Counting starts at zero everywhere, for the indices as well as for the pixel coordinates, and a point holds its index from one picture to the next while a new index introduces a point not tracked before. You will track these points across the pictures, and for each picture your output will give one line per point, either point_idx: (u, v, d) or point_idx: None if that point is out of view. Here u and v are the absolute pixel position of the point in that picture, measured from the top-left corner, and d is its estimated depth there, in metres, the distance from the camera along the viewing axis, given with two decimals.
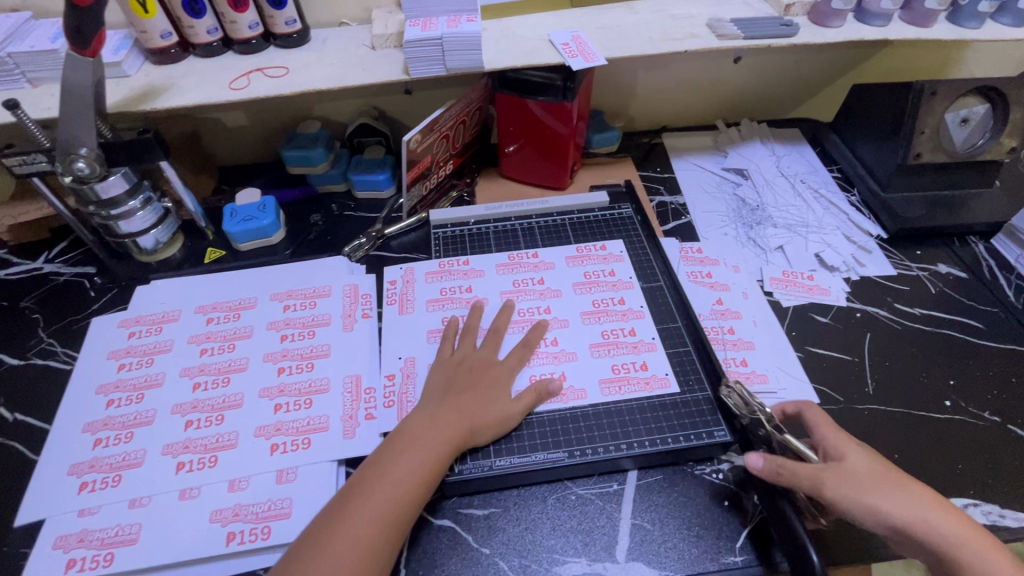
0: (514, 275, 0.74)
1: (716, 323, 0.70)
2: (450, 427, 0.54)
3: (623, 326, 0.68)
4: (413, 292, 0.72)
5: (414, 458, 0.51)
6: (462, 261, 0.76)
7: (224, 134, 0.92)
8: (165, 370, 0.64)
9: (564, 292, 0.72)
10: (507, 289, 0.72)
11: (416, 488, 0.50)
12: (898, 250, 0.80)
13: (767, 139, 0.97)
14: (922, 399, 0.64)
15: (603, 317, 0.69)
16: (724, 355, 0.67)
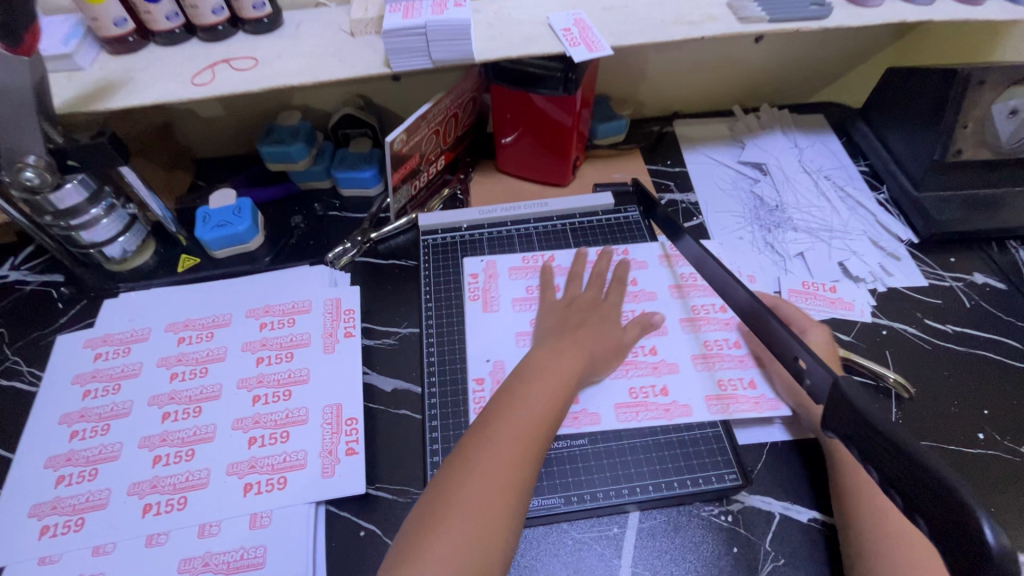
0: (527, 280, 0.69)
1: (720, 335, 0.63)
2: (543, 386, 0.50)
3: (726, 337, 0.63)
4: (497, 288, 0.68)
5: (520, 427, 0.47)
6: (491, 265, 0.71)
7: (198, 127, 0.85)
8: (133, 398, 0.59)
9: (661, 295, 0.67)
10: (519, 295, 0.67)
11: (529, 449, 0.46)
12: (929, 257, 0.73)
13: (789, 127, 0.89)
14: (952, 430, 0.59)
15: (706, 326, 0.64)
16: (736, 373, 0.62)
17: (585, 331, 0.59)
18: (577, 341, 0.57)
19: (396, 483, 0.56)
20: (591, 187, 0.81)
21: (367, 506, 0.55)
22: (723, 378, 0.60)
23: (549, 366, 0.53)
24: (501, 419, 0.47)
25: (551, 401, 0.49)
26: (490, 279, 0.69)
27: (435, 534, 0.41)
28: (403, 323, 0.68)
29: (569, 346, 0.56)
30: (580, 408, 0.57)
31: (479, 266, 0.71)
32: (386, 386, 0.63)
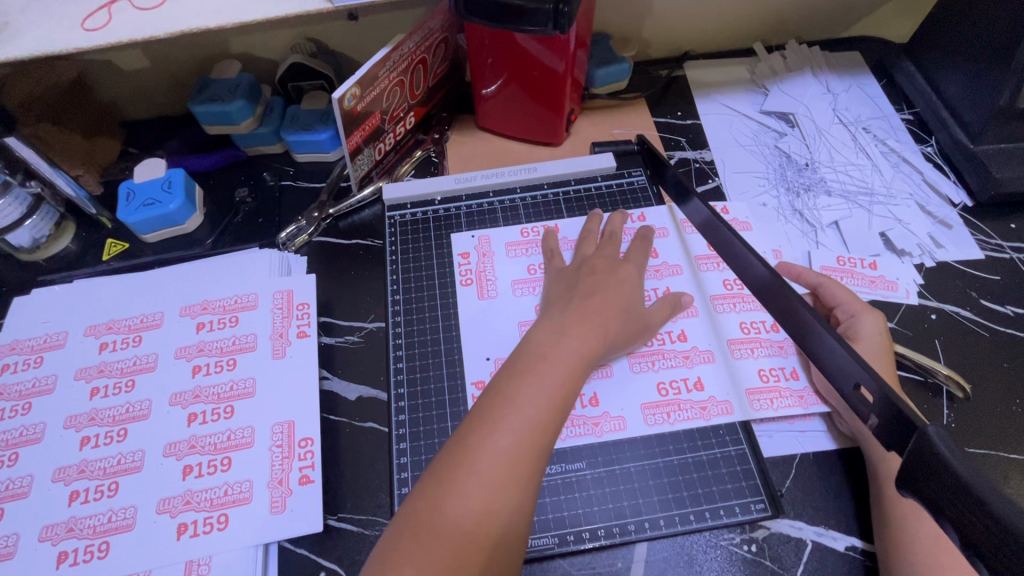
0: (528, 258, 0.58)
1: (756, 316, 0.54)
2: (540, 378, 0.43)
3: (765, 318, 0.54)
4: (493, 269, 0.58)
5: (507, 434, 0.40)
6: (485, 240, 0.60)
7: (120, 83, 0.71)
8: (46, 420, 0.50)
9: (686, 268, 0.57)
10: (518, 277, 0.57)
11: (516, 459, 0.40)
12: (984, 223, 0.63)
13: (820, 67, 0.75)
14: (1014, 434, 0.50)
15: (739, 304, 0.55)
16: (771, 363, 0.52)
17: (598, 298, 0.49)
18: (588, 317, 0.47)
19: (362, 512, 0.48)
20: (589, 146, 0.69)
21: (326, 542, 0.46)
22: (764, 368, 0.52)
23: (550, 355, 0.44)
24: (485, 429, 0.41)
25: (548, 404, 0.42)
26: (483, 256, 0.59)
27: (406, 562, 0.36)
28: (370, 316, 0.58)
29: (577, 325, 0.47)
30: (603, 411, 0.49)
31: (468, 242, 0.60)
32: (350, 395, 0.53)
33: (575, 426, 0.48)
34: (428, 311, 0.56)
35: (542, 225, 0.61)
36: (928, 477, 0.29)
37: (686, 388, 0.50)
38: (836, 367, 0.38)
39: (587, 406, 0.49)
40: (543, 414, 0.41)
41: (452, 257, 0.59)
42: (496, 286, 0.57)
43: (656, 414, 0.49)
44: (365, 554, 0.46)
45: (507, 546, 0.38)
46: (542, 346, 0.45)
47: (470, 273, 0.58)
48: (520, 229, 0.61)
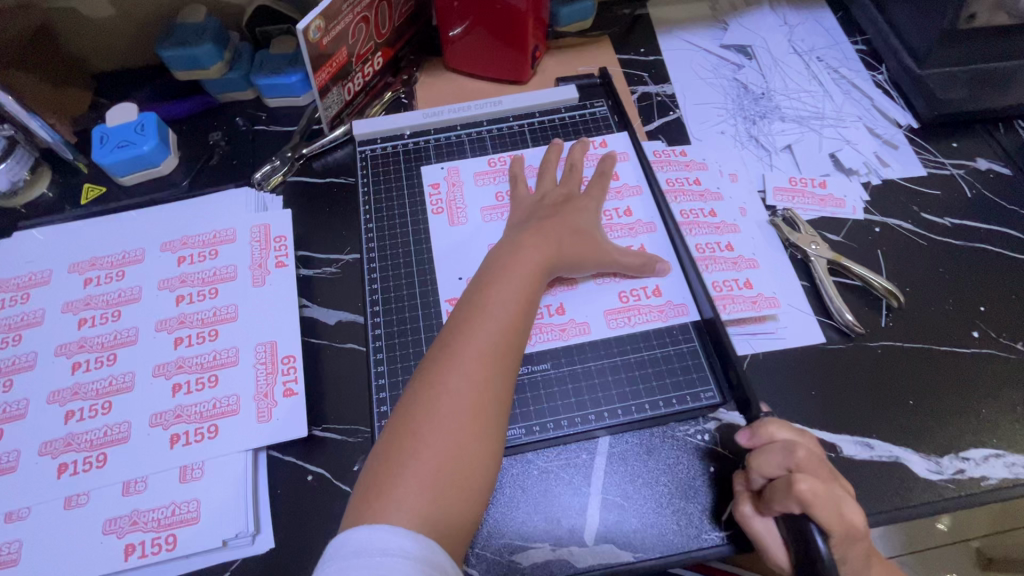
0: (496, 186, 0.61)
1: (712, 238, 0.58)
2: (508, 291, 0.46)
3: (718, 240, 0.58)
4: (462, 198, 0.60)
5: (484, 339, 0.43)
6: (454, 171, 0.62)
7: (85, 30, 0.71)
8: (37, 349, 0.52)
9: (646, 189, 0.60)
10: (487, 203, 0.60)
11: (493, 361, 0.43)
12: (929, 143, 0.66)
13: (778, 2, 0.77)
14: (945, 330, 0.54)
15: (695, 229, 0.59)
16: (723, 277, 0.56)
17: (557, 220, 0.53)
18: (544, 235, 0.51)
19: (345, 422, 0.51)
20: (554, 82, 0.71)
21: (312, 449, 0.50)
22: (718, 282, 0.56)
23: (511, 266, 0.48)
24: (463, 334, 0.44)
25: (517, 309, 0.46)
26: (452, 185, 0.61)
27: (405, 460, 0.39)
28: (346, 249, 0.60)
29: (532, 240, 0.50)
30: (568, 318, 0.53)
31: (438, 172, 0.62)
32: (330, 319, 0.56)
33: (543, 332, 0.52)
34: (400, 239, 0.59)
35: (508, 155, 0.63)
36: None
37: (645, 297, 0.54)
38: None
39: (554, 315, 0.53)
40: (514, 318, 0.45)
41: (422, 186, 0.61)
42: (466, 213, 0.59)
43: (615, 320, 0.53)
44: (349, 456, 0.49)
45: (496, 440, 0.42)
46: (507, 260, 0.49)
47: (441, 202, 0.60)
48: (487, 159, 0.63)
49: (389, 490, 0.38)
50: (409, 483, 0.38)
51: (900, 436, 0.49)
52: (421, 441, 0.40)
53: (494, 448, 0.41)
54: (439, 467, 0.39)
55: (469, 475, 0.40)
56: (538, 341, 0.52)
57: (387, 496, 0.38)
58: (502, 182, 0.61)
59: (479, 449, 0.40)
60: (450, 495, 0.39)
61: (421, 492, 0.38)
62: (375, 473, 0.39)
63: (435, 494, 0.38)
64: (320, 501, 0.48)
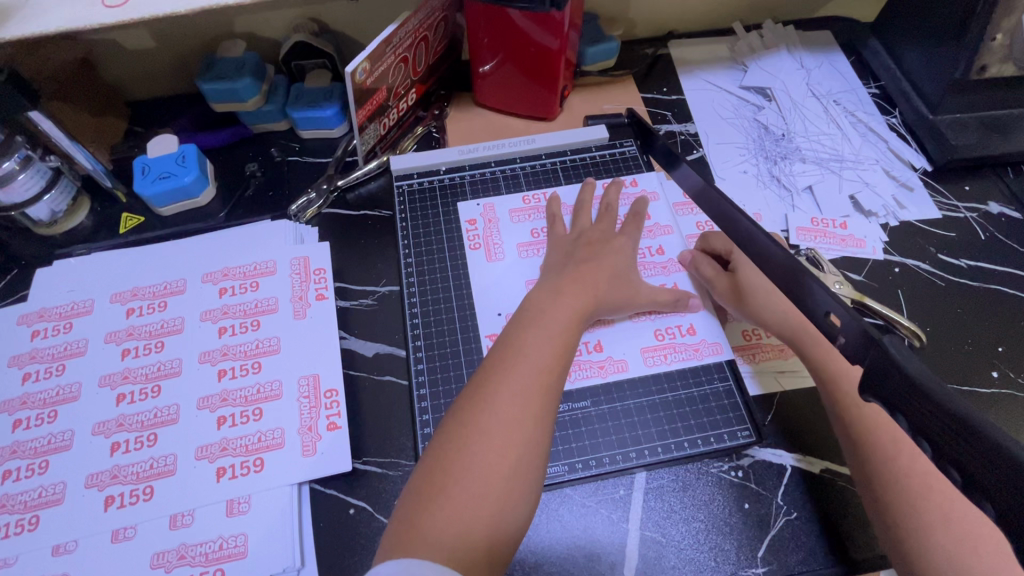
0: (531, 223, 0.63)
1: None
2: (545, 333, 0.48)
3: None
4: (498, 234, 0.62)
5: (521, 379, 0.45)
6: (490, 208, 0.64)
7: (124, 61, 0.72)
8: (81, 380, 0.53)
9: (676, 227, 0.63)
10: (523, 240, 0.62)
11: (528, 402, 0.44)
12: (943, 186, 0.69)
13: (794, 45, 0.80)
14: (966, 370, 0.56)
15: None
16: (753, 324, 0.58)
17: (592, 263, 0.54)
18: (585, 275, 0.53)
19: (386, 455, 0.52)
20: (582, 120, 0.73)
21: (354, 482, 0.50)
22: (747, 329, 0.58)
23: (552, 306, 0.50)
24: (500, 374, 0.45)
25: (553, 350, 0.47)
26: (488, 221, 0.63)
27: (438, 494, 0.40)
28: (382, 282, 0.61)
29: (571, 284, 0.52)
30: (605, 355, 0.54)
31: (474, 208, 0.64)
32: (369, 351, 0.57)
33: (583, 368, 0.54)
34: (439, 273, 0.60)
35: (544, 194, 0.65)
36: (883, 380, 0.35)
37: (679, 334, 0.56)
38: (809, 304, 0.42)
39: (593, 352, 0.54)
40: (551, 359, 0.46)
41: (459, 222, 0.63)
42: (502, 248, 0.61)
43: (655, 357, 0.54)
44: (391, 490, 0.50)
45: (530, 480, 0.42)
46: (545, 301, 0.51)
47: (478, 238, 0.62)
48: (522, 196, 0.65)
49: (423, 523, 0.39)
50: (442, 519, 0.39)
51: None
52: (455, 477, 0.41)
53: (526, 486, 0.42)
54: (470, 503, 0.40)
55: (499, 514, 0.40)
56: (579, 377, 0.53)
57: (417, 530, 0.39)
58: (537, 219, 0.63)
59: (508, 488, 0.41)
60: (482, 532, 0.39)
61: (452, 528, 0.39)
62: (410, 507, 0.40)
63: (465, 529, 0.39)
64: (363, 535, 0.48)
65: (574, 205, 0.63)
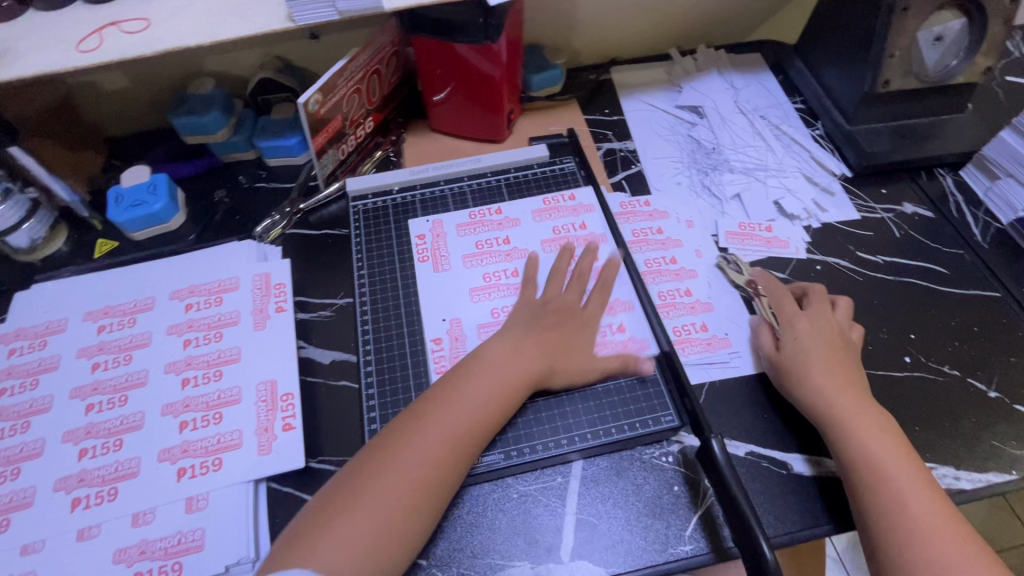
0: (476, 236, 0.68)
1: (673, 286, 0.65)
2: (481, 388, 0.52)
3: (678, 287, 0.65)
4: (445, 246, 0.67)
5: (449, 425, 0.49)
6: (438, 226, 0.69)
7: (103, 101, 0.78)
8: (52, 393, 0.57)
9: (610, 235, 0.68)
10: (468, 252, 0.66)
11: (449, 449, 0.48)
12: (862, 190, 0.74)
13: (725, 68, 0.87)
14: (880, 357, 0.61)
15: (657, 277, 0.66)
16: (680, 320, 0.63)
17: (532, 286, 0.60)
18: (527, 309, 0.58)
19: (338, 454, 0.55)
20: (528, 141, 0.79)
21: (308, 480, 0.54)
22: (678, 326, 0.62)
23: (490, 361, 0.54)
24: (431, 417, 0.49)
25: (486, 409, 0.51)
26: (438, 235, 0.68)
27: (340, 515, 0.43)
28: (339, 294, 0.66)
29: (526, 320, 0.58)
30: None
31: (425, 223, 0.69)
32: (325, 359, 0.61)
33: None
34: (390, 284, 0.65)
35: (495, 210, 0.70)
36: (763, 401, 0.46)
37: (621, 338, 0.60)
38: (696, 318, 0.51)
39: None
40: (478, 420, 0.50)
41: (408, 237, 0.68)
42: (449, 260, 0.66)
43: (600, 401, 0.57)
44: None
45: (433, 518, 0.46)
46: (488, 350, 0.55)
47: (426, 251, 0.67)
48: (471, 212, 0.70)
49: (314, 541, 0.42)
50: (339, 539, 0.42)
51: None
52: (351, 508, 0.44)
53: (424, 524, 0.45)
54: (372, 531, 0.43)
55: (395, 546, 0.44)
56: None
57: (314, 542, 0.42)
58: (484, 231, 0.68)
59: (411, 523, 0.45)
60: (375, 557, 0.43)
61: (351, 550, 0.42)
62: (310, 521, 0.44)
63: (361, 554, 0.42)
64: None
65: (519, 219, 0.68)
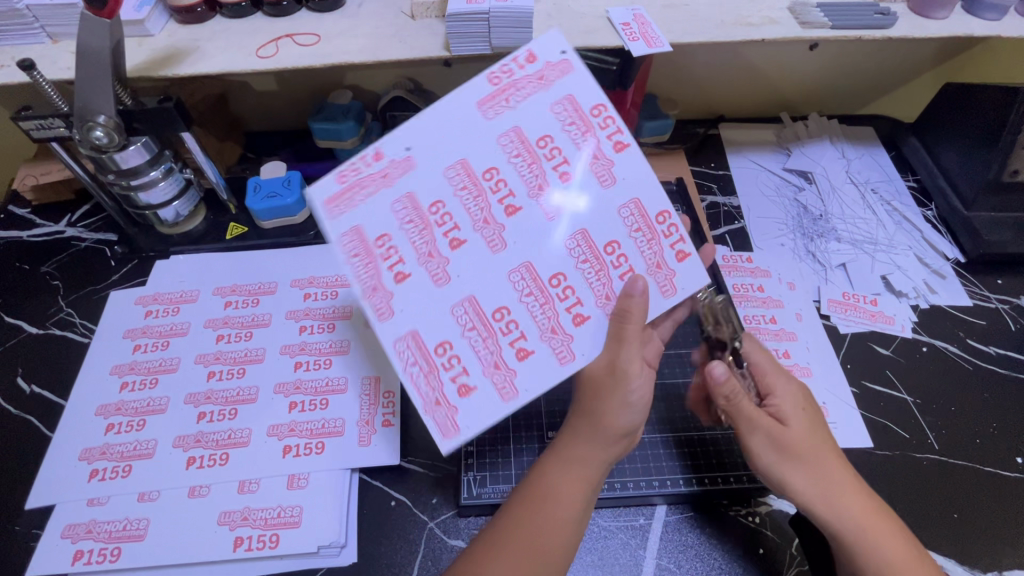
0: (521, 154, 0.48)
1: (770, 345, 0.65)
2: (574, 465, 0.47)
3: (777, 347, 0.65)
4: (468, 197, 0.47)
5: (557, 494, 0.45)
6: (519, 135, 0.48)
7: (252, 99, 0.86)
8: (180, 355, 0.62)
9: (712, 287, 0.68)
10: (504, 136, 0.48)
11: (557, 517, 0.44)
12: (976, 277, 0.72)
13: (837, 137, 0.87)
14: (990, 453, 0.58)
15: (756, 335, 0.66)
16: None
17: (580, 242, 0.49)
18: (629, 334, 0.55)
19: (428, 457, 0.57)
20: None
21: (398, 478, 0.56)
22: None
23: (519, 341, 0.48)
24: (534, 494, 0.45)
25: (573, 480, 0.46)
26: (541, 86, 0.48)
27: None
28: None
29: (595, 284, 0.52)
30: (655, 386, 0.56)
31: (398, 152, 0.47)
32: None
33: (382, 296, 0.46)
34: None
35: (561, 155, 0.48)
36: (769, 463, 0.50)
37: (473, 383, 0.46)
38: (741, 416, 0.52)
39: (441, 357, 0.46)
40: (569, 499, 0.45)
41: (480, 73, 0.48)
42: (454, 219, 0.47)
43: (428, 400, 0.45)
44: (428, 490, 0.55)
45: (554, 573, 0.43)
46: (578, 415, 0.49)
47: (513, 94, 0.48)
48: (593, 104, 0.48)
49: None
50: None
51: (945, 547, 0.53)
52: (589, 460, 0.47)
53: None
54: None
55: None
56: (435, 267, 0.47)
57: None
58: (499, 116, 0.48)
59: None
60: None
61: None
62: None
63: None
64: (398, 524, 0.53)
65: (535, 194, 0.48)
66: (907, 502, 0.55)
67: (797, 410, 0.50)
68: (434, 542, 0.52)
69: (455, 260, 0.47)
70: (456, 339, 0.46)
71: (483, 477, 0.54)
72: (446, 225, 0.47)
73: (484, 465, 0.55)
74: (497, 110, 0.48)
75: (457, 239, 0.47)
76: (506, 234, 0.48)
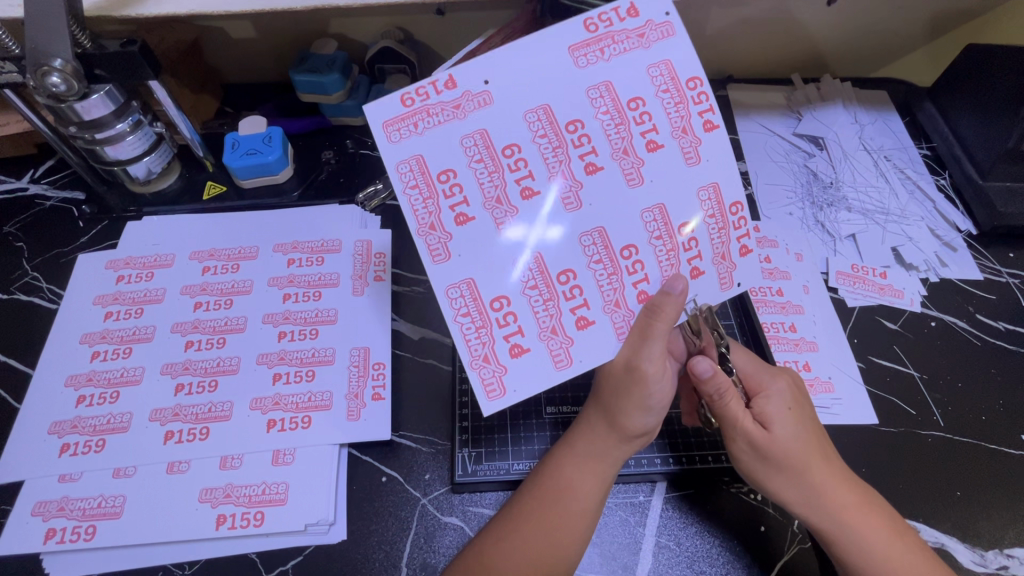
0: (611, 115, 0.44)
1: (776, 318, 0.63)
2: (590, 463, 0.47)
3: (783, 321, 0.62)
4: (543, 151, 0.43)
5: (574, 491, 0.46)
6: (610, 91, 0.43)
7: (228, 47, 0.79)
8: (156, 323, 0.58)
9: None
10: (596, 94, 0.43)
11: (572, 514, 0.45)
12: (987, 251, 0.70)
13: (851, 101, 0.83)
14: (995, 431, 0.57)
15: (762, 307, 0.63)
16: (783, 357, 0.60)
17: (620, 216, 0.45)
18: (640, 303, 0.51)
19: (420, 432, 0.54)
20: None
21: (389, 454, 0.53)
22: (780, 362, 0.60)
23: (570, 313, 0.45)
24: (547, 491, 0.46)
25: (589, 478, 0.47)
26: (641, 45, 0.43)
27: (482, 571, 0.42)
28: None
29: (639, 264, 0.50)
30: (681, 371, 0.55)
31: (475, 85, 0.42)
32: (414, 334, 0.60)
33: (439, 237, 0.43)
34: None
35: (656, 125, 0.44)
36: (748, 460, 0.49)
37: (528, 345, 0.44)
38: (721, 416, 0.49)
39: (496, 312, 0.44)
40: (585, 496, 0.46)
41: (576, 17, 0.43)
42: (530, 176, 0.43)
43: (477, 357, 0.44)
44: (420, 466, 0.53)
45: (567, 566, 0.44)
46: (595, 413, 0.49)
47: (609, 46, 0.43)
48: (690, 74, 0.43)
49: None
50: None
51: (947, 525, 0.52)
52: (606, 457, 0.48)
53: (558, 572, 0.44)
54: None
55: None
56: (504, 225, 0.43)
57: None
58: (601, 77, 0.43)
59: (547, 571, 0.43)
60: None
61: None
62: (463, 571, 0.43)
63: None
64: (389, 500, 0.51)
65: (622, 160, 0.44)
66: (910, 480, 0.54)
67: (782, 411, 0.49)
68: (427, 519, 0.50)
69: (524, 211, 0.43)
70: (516, 300, 0.44)
71: (478, 453, 0.52)
72: (520, 171, 0.43)
73: (479, 441, 0.53)
74: (589, 59, 0.43)
75: (529, 189, 0.43)
76: (583, 192, 0.44)
